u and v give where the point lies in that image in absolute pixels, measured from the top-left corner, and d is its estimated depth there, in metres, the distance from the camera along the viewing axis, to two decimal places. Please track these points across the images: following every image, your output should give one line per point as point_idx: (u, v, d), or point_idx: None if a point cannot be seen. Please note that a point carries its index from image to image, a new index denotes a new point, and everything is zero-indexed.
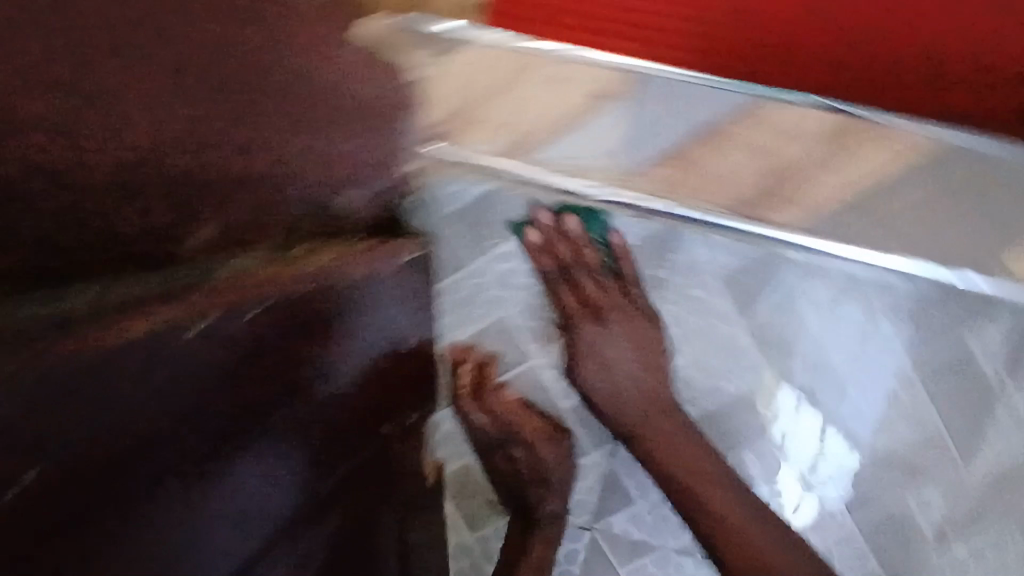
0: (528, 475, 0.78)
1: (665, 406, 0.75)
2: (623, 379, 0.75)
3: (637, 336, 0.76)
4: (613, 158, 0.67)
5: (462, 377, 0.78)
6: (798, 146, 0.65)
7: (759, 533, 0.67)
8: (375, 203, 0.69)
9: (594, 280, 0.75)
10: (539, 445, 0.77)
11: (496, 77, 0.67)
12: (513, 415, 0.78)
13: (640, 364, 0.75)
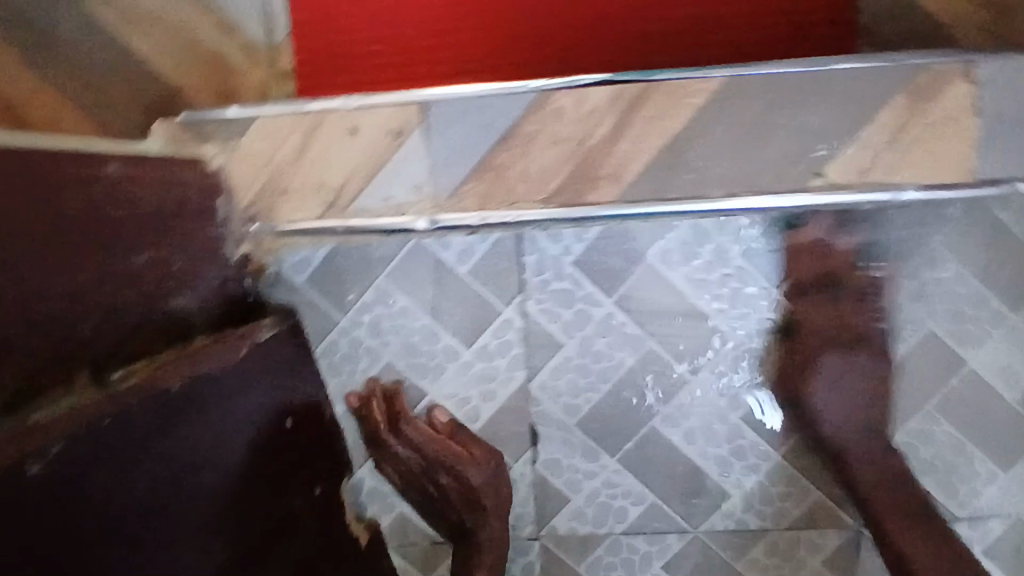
0: (458, 500, 0.76)
1: (862, 425, 0.75)
2: (836, 410, 0.74)
3: (855, 369, 0.74)
4: (428, 186, 0.68)
5: (373, 410, 0.77)
6: (595, 127, 0.67)
7: (914, 529, 0.72)
8: (222, 296, 0.70)
9: (799, 320, 0.75)
10: (462, 469, 0.75)
11: (292, 144, 0.68)
12: (432, 444, 0.76)
13: (856, 392, 0.75)
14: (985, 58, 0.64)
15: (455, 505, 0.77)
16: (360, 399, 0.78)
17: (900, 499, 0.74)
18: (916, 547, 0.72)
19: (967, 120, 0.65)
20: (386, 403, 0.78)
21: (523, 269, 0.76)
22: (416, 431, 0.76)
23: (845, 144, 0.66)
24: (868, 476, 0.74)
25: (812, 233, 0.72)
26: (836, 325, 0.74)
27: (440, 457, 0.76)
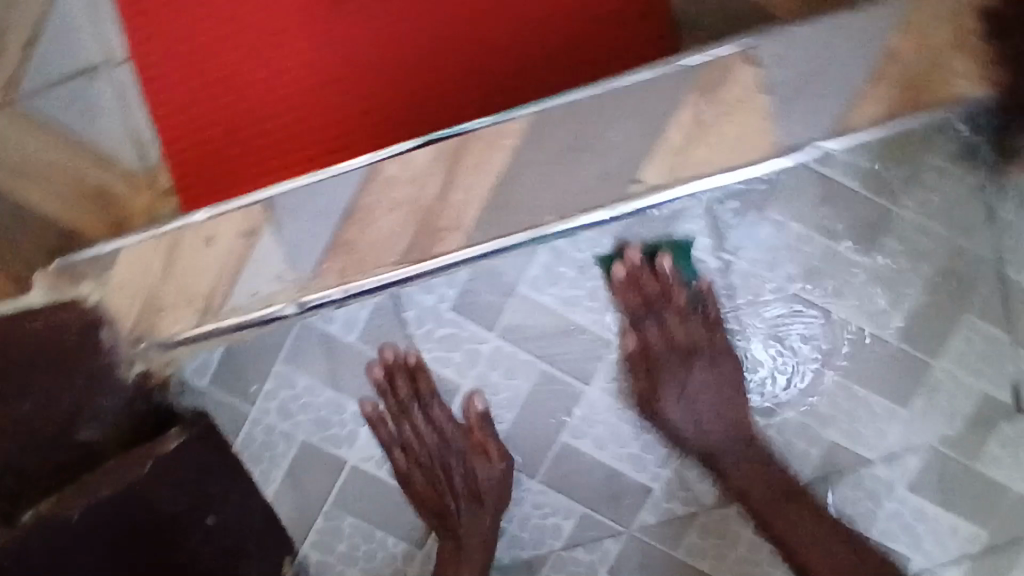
0: (462, 491, 0.82)
1: (735, 429, 0.79)
2: (708, 413, 0.79)
3: (716, 382, 0.79)
4: (289, 274, 0.73)
5: (400, 383, 0.81)
6: (426, 186, 0.72)
7: (795, 517, 0.78)
8: (126, 411, 0.79)
9: (653, 350, 0.79)
10: (472, 460, 0.82)
11: (158, 266, 0.74)
12: (452, 428, 0.82)
13: (712, 403, 0.79)
14: (757, 42, 0.69)
15: (458, 491, 0.82)
16: (385, 370, 0.81)
17: (785, 487, 0.79)
18: (799, 540, 0.77)
19: (756, 99, 0.69)
20: (410, 378, 0.81)
21: (407, 325, 0.80)
22: (443, 413, 0.82)
23: (652, 150, 0.71)
24: (756, 490, 0.79)
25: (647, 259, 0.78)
26: (680, 344, 0.79)
27: (458, 442, 0.82)
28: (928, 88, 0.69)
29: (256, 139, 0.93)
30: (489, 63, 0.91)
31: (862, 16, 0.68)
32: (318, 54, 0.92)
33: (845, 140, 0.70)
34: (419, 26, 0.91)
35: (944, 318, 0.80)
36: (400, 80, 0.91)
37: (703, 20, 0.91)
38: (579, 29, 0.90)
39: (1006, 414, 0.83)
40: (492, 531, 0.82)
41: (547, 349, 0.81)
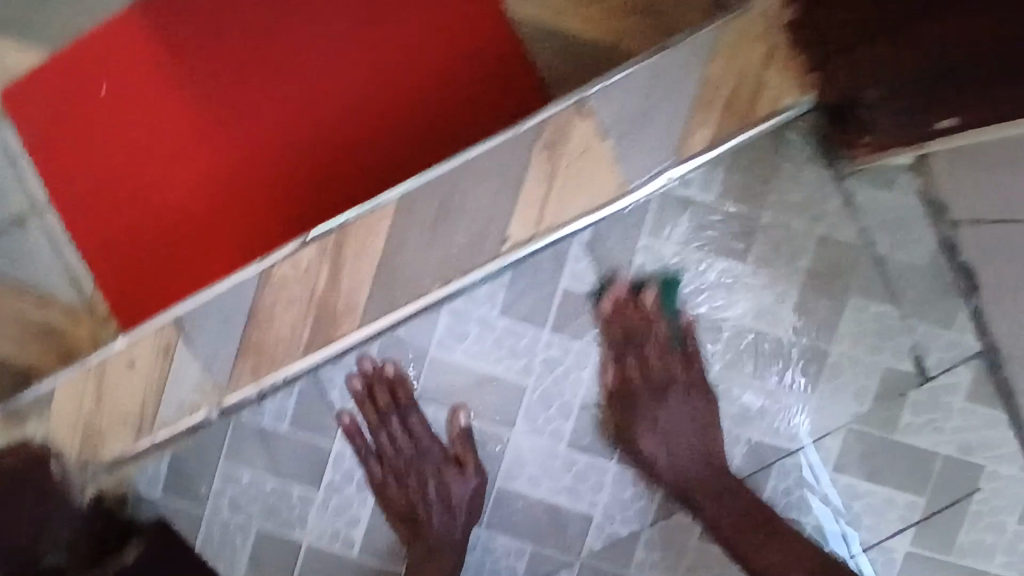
0: (437, 504, 0.86)
1: (710, 471, 0.84)
2: (683, 453, 0.84)
3: (685, 410, 0.85)
4: (208, 382, 0.79)
5: (378, 394, 0.85)
6: (316, 278, 0.77)
7: (766, 543, 0.82)
8: (87, 529, 0.84)
9: (639, 393, 0.85)
10: (445, 472, 0.86)
11: (90, 396, 0.81)
12: (431, 439, 0.87)
13: (691, 432, 0.84)
14: (589, 95, 0.75)
15: (431, 502, 0.86)
16: (365, 382, 0.85)
17: (755, 520, 0.83)
18: (771, 561, 0.81)
19: (598, 146, 0.75)
20: (389, 391, 0.85)
21: (333, 405, 0.86)
22: (421, 424, 0.86)
23: (514, 208, 0.77)
24: (729, 516, 0.83)
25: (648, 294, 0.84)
26: (660, 379, 0.85)
27: (435, 455, 0.87)
28: (756, 103, 0.74)
29: (177, 252, 1.01)
30: (374, 146, 0.99)
31: (679, 52, 0.74)
32: (219, 164, 1.00)
33: (688, 165, 0.75)
34: (306, 124, 0.99)
35: (830, 305, 0.85)
36: (297, 175, 0.99)
37: (563, 71, 0.99)
38: (449, 101, 0.99)
39: (911, 383, 0.87)
40: (462, 541, 0.86)
41: (467, 402, 0.86)
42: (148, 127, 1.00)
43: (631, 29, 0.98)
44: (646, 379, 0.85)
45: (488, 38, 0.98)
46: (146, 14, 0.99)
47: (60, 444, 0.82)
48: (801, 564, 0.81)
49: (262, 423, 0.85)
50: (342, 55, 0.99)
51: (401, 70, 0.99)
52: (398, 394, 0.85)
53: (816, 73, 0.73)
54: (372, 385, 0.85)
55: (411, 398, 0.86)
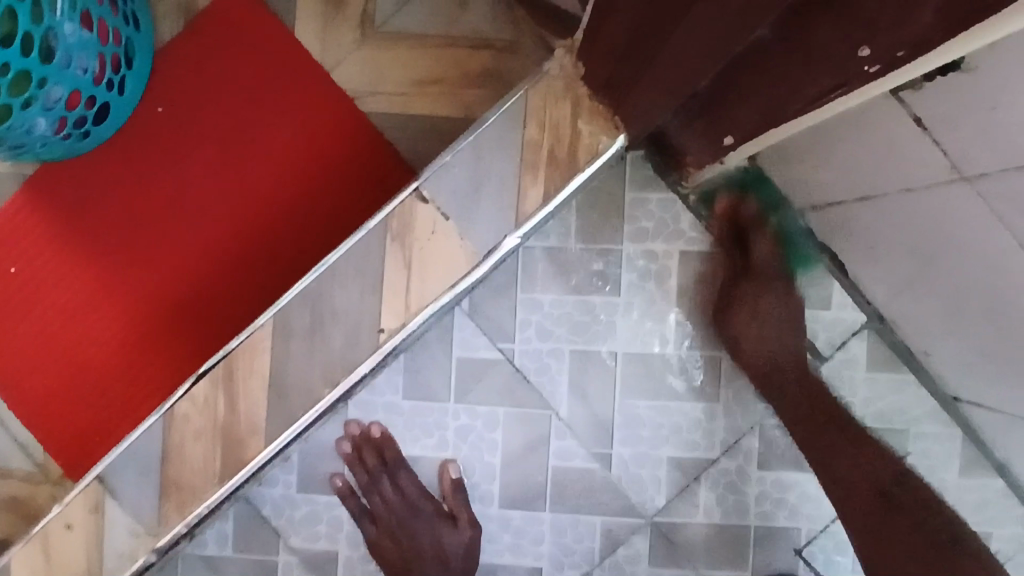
0: (433, 559, 0.87)
1: (789, 349, 0.83)
2: (769, 330, 0.83)
3: (770, 301, 0.83)
4: (139, 526, 0.83)
5: (366, 455, 0.87)
6: (216, 408, 0.82)
7: (817, 421, 0.78)
8: None
9: (743, 286, 0.84)
10: (438, 527, 0.87)
11: (39, 562, 0.85)
12: (423, 496, 0.87)
13: (785, 311, 0.83)
14: (422, 181, 0.80)
15: (427, 557, 0.87)
16: (353, 445, 0.87)
17: (819, 419, 0.79)
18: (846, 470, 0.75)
19: (442, 227, 0.81)
20: (377, 451, 0.87)
21: (269, 519, 0.89)
22: (411, 481, 0.87)
23: (381, 300, 0.81)
24: (796, 398, 0.81)
25: (720, 200, 0.85)
26: (759, 263, 0.83)
27: (425, 509, 0.87)
28: (574, 152, 0.80)
29: (108, 399, 1.06)
30: (263, 260, 1.05)
31: (494, 123, 0.80)
32: (127, 309, 1.06)
33: (531, 223, 0.81)
34: (197, 255, 1.05)
35: None
36: (199, 304, 1.05)
37: (424, 152, 1.05)
38: (322, 203, 1.05)
39: (810, 367, 0.89)
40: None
41: (405, 474, 0.87)
42: (56, 293, 1.06)
43: (476, 99, 1.05)
44: (747, 261, 0.84)
45: (343, 138, 1.04)
46: (32, 192, 1.06)
47: None
48: (870, 481, 0.73)
49: (207, 555, 0.89)
50: (216, 185, 1.05)
51: (272, 185, 1.05)
52: (385, 455, 0.87)
53: (619, 115, 0.78)
54: (361, 448, 0.87)
55: (399, 459, 0.87)
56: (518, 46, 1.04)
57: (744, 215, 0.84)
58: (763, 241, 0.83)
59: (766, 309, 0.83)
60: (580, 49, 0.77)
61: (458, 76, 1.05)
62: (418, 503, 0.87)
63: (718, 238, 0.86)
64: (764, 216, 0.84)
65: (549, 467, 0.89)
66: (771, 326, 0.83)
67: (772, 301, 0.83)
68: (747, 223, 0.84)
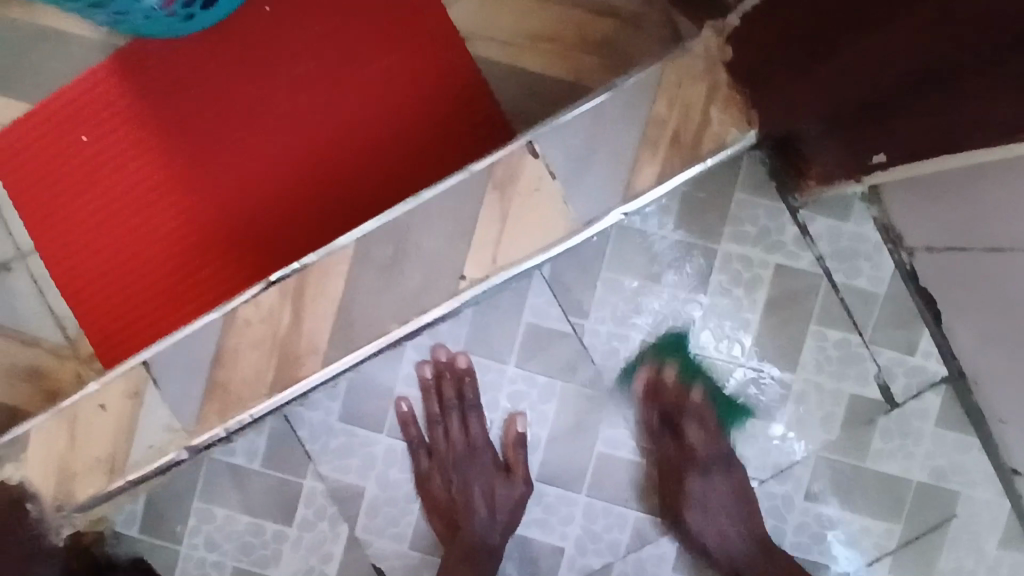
0: (479, 507, 0.85)
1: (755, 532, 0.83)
2: (717, 525, 0.83)
3: (716, 488, 0.84)
4: (176, 422, 0.81)
5: (445, 385, 0.85)
6: (279, 319, 0.79)
7: None
8: None
9: (689, 472, 0.84)
10: (492, 478, 0.85)
11: (64, 437, 0.82)
12: (485, 443, 0.86)
13: (731, 506, 0.84)
14: (537, 135, 0.76)
15: (473, 505, 0.85)
16: (434, 371, 0.86)
17: None
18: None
19: (548, 185, 0.77)
20: (458, 383, 0.85)
21: (303, 442, 0.87)
22: (480, 424, 0.86)
23: (468, 247, 0.78)
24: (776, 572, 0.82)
25: (642, 373, 0.85)
26: (690, 450, 0.84)
27: (484, 456, 0.86)
28: (700, 139, 0.77)
29: (153, 296, 1.04)
30: (339, 189, 1.02)
31: (623, 92, 0.77)
32: (191, 209, 1.03)
33: (639, 202, 0.77)
34: (272, 170, 1.02)
35: (791, 332, 0.85)
36: (261, 218, 1.03)
37: (526, 109, 1.02)
38: (411, 142, 1.01)
39: (880, 409, 0.86)
40: (497, 547, 0.85)
41: (474, 417, 0.86)
42: (123, 175, 1.04)
43: (586, 65, 1.01)
44: (681, 444, 0.85)
45: (447, 81, 1.01)
46: (120, 67, 1.03)
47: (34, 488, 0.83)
48: None
49: (235, 463, 0.87)
50: (307, 101, 1.02)
51: (365, 114, 1.02)
52: (464, 391, 0.85)
53: (756, 110, 0.75)
54: (444, 377, 0.85)
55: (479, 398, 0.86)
56: (642, 18, 1.01)
57: (671, 390, 0.85)
58: (694, 429, 0.84)
59: (712, 488, 0.83)
60: (732, 33, 0.74)
61: (576, 36, 1.01)
62: (480, 450, 0.86)
63: (644, 422, 0.86)
64: (686, 386, 0.85)
65: (595, 451, 0.86)
66: (720, 509, 0.83)
67: (721, 482, 0.84)
68: (670, 397, 0.85)
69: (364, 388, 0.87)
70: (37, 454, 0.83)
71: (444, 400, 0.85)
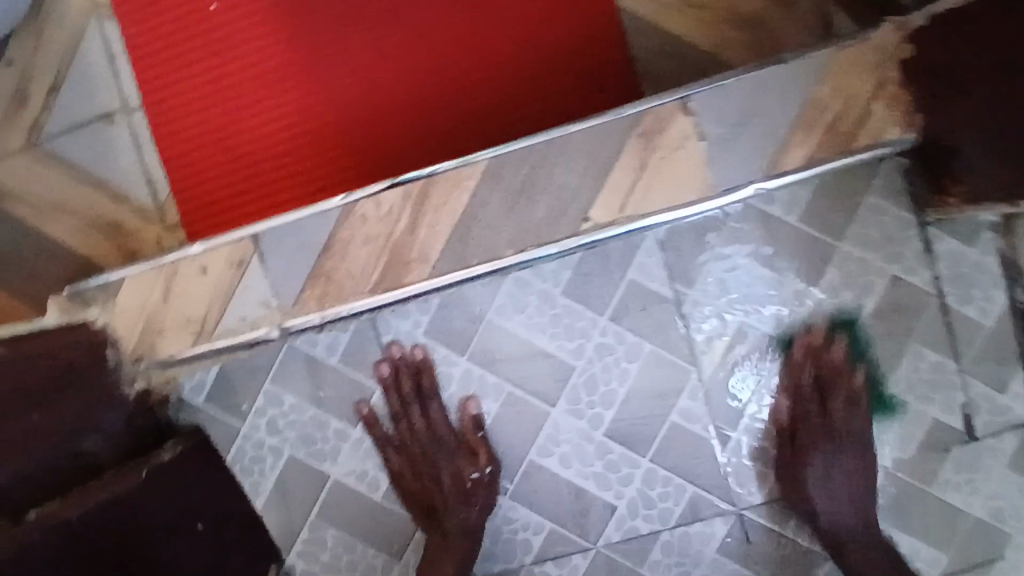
0: (451, 491, 0.87)
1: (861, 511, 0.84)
2: (825, 492, 0.83)
3: (838, 459, 0.84)
4: (273, 301, 0.81)
5: (402, 381, 0.87)
6: (396, 221, 0.79)
7: None
8: (129, 428, 0.82)
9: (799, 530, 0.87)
10: (457, 460, 0.87)
11: (157, 292, 0.82)
12: (448, 428, 0.88)
13: (840, 461, 0.84)
14: (695, 92, 0.75)
15: (445, 489, 0.87)
16: (391, 368, 0.87)
17: None
18: None
19: (693, 145, 0.76)
20: (415, 376, 0.87)
21: (385, 349, 0.88)
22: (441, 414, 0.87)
23: (599, 190, 0.77)
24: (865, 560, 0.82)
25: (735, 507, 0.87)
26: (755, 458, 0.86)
27: (449, 445, 0.88)
28: (855, 133, 0.76)
29: (251, 175, 1.02)
30: (462, 117, 1.00)
31: (791, 68, 0.75)
32: (314, 104, 1.01)
33: (780, 180, 0.77)
34: (405, 81, 1.00)
35: (889, 345, 0.85)
36: (381, 127, 1.00)
37: (658, 68, 0.99)
38: (546, 85, 0.99)
39: (956, 439, 0.86)
40: (477, 528, 0.86)
41: (518, 402, 0.88)
42: (249, 50, 1.01)
43: (730, 38, 0.99)
44: (773, 515, 0.87)
45: (598, 32, 0.98)
46: None
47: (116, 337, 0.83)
48: None
49: (315, 355, 0.88)
50: (458, 18, 0.99)
51: (512, 47, 0.99)
52: (420, 387, 0.87)
53: (923, 113, 0.75)
54: (395, 375, 0.87)
55: (432, 395, 0.88)
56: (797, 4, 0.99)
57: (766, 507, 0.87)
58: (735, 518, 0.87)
59: (828, 477, 0.84)
60: (917, 31, 0.73)
61: (723, 10, 0.99)
62: (441, 444, 0.88)
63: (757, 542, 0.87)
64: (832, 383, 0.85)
65: (668, 419, 0.86)
66: (824, 492, 0.83)
67: (817, 452, 0.84)
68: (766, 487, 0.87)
69: (455, 309, 0.87)
70: (126, 304, 0.83)
71: (408, 391, 0.87)
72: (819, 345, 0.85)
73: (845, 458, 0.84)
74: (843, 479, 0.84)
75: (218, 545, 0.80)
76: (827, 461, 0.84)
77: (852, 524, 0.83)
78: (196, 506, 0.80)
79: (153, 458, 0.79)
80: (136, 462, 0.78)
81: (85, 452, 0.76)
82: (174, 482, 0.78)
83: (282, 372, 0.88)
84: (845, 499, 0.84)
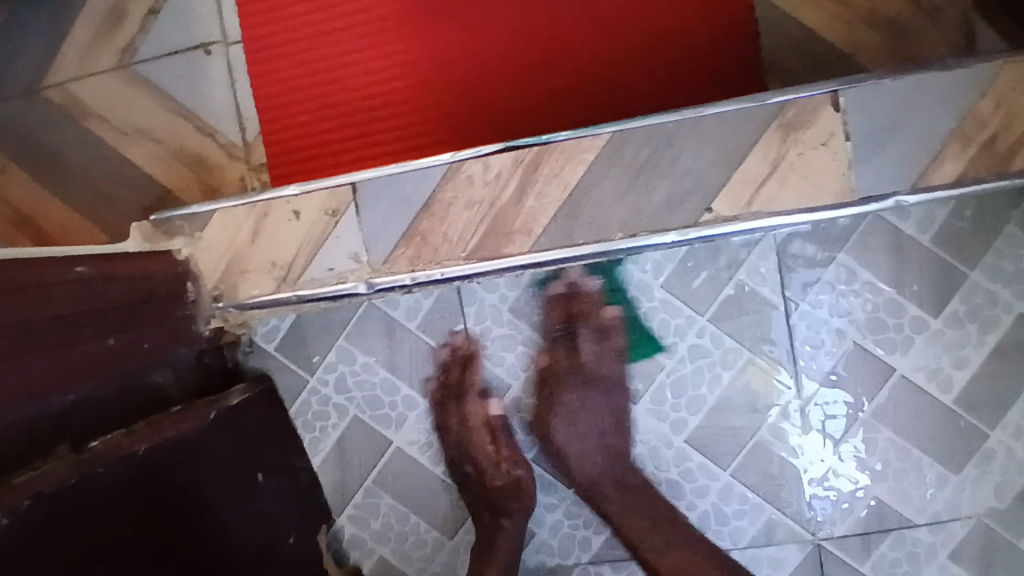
0: (481, 490, 0.81)
1: (615, 451, 0.80)
2: (575, 436, 0.80)
3: (585, 400, 0.81)
4: (364, 255, 0.78)
5: (453, 370, 0.84)
6: (504, 187, 0.75)
7: (660, 538, 0.76)
8: (193, 367, 0.79)
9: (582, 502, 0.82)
10: (490, 455, 0.81)
11: (246, 231, 0.79)
12: (481, 426, 0.83)
13: (591, 390, 0.81)
14: (846, 88, 0.70)
15: (476, 487, 0.82)
16: (448, 356, 0.84)
17: (659, 516, 0.78)
18: (667, 553, 0.75)
19: (837, 145, 0.70)
20: (464, 367, 0.84)
21: (466, 319, 0.84)
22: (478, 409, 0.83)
23: (726, 181, 0.72)
24: (620, 494, 0.78)
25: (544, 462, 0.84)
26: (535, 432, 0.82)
27: (477, 450, 0.82)
28: (1014, 152, 0.70)
29: (344, 123, 0.96)
30: (578, 88, 0.92)
31: (952, 75, 0.70)
32: (421, 55, 0.94)
33: (926, 195, 0.71)
34: (521, 41, 0.92)
35: (1006, 387, 0.79)
36: (488, 88, 0.93)
37: (784, 63, 0.91)
38: (673, 64, 0.91)
39: None
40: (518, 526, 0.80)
41: None
42: None
43: (870, 42, 0.90)
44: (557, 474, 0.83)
45: (736, 14, 0.90)
46: None
47: (198, 273, 0.80)
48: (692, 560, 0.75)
49: (394, 316, 0.85)
50: None
51: (642, 17, 0.91)
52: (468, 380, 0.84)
53: None
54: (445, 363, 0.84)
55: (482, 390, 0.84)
56: (943, 13, 0.90)
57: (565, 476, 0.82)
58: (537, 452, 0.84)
59: (582, 405, 0.80)
60: None
61: (865, 9, 0.90)
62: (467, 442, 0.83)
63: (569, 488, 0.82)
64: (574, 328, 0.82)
65: (757, 434, 0.82)
66: (582, 425, 0.80)
67: (575, 399, 0.81)
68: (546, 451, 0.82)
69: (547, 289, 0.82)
70: (214, 240, 0.80)
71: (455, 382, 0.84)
72: (574, 285, 0.82)
73: (593, 392, 0.81)
74: (593, 415, 0.80)
75: (273, 497, 0.77)
76: (579, 400, 0.81)
77: (606, 472, 0.79)
78: (257, 455, 0.77)
79: (224, 400, 0.76)
80: (207, 400, 0.75)
81: (153, 384, 0.73)
82: (237, 428, 0.76)
83: (362, 330, 0.85)
84: (596, 435, 0.80)
